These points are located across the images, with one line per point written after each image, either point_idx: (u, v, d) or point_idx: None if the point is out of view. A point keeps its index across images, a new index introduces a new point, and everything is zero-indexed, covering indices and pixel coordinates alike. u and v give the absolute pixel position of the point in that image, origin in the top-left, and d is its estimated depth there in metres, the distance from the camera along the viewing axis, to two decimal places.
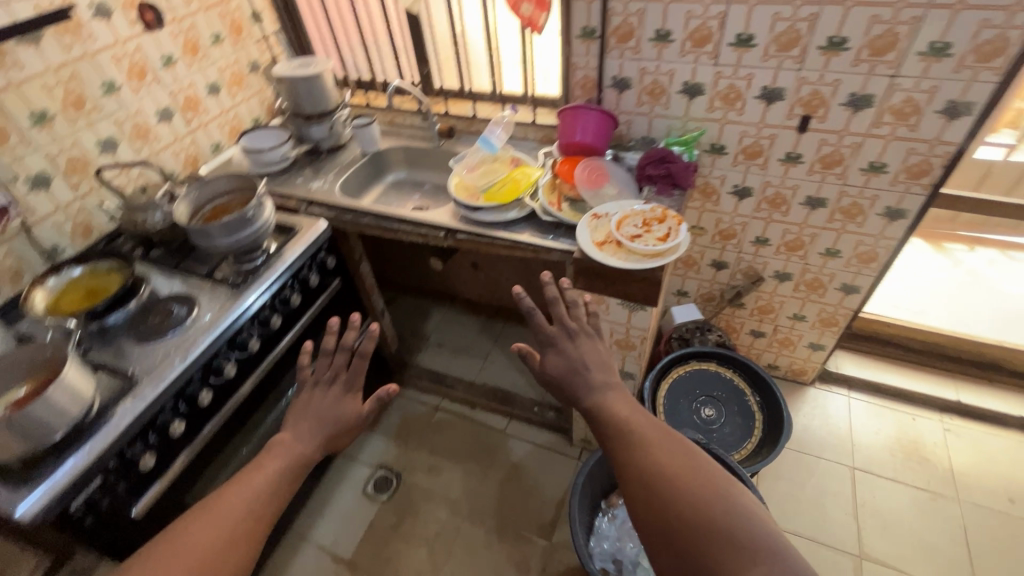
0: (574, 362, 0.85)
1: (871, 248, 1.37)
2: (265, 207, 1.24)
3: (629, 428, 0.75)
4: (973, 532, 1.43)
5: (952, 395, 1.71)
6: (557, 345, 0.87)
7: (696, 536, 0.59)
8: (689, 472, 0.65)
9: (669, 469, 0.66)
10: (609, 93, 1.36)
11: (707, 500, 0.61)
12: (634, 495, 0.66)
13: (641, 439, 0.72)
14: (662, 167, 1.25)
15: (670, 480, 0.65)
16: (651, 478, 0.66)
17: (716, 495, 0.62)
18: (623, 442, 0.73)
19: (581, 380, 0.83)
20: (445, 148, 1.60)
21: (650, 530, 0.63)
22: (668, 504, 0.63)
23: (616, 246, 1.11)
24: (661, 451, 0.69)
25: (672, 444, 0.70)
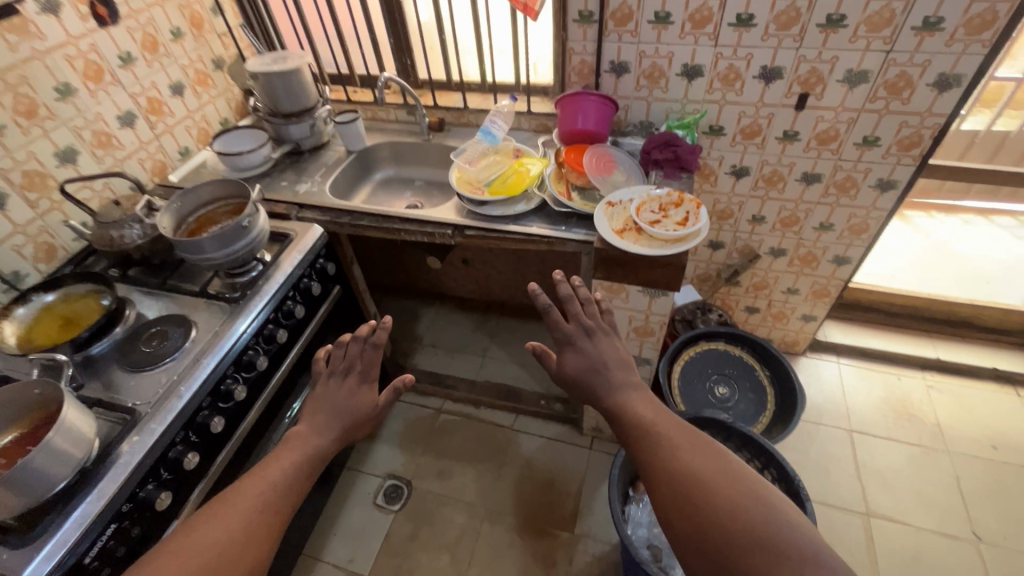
0: (595, 362, 0.85)
1: (862, 220, 1.42)
2: (259, 214, 1.15)
3: (655, 430, 0.75)
4: (963, 479, 1.53)
5: (932, 353, 1.81)
6: (575, 344, 0.87)
7: (732, 545, 0.59)
8: (724, 478, 0.65)
9: (702, 474, 0.66)
10: (606, 78, 1.34)
11: (742, 506, 0.61)
12: (665, 501, 0.66)
13: (669, 442, 0.72)
14: (668, 151, 1.24)
15: (703, 486, 0.64)
16: (683, 484, 0.65)
17: (753, 502, 0.61)
18: (648, 446, 0.73)
19: (608, 379, 0.83)
20: (435, 142, 1.54)
21: (681, 538, 0.63)
22: (702, 510, 0.62)
23: (636, 233, 1.09)
24: (690, 454, 0.69)
25: (700, 448, 0.70)
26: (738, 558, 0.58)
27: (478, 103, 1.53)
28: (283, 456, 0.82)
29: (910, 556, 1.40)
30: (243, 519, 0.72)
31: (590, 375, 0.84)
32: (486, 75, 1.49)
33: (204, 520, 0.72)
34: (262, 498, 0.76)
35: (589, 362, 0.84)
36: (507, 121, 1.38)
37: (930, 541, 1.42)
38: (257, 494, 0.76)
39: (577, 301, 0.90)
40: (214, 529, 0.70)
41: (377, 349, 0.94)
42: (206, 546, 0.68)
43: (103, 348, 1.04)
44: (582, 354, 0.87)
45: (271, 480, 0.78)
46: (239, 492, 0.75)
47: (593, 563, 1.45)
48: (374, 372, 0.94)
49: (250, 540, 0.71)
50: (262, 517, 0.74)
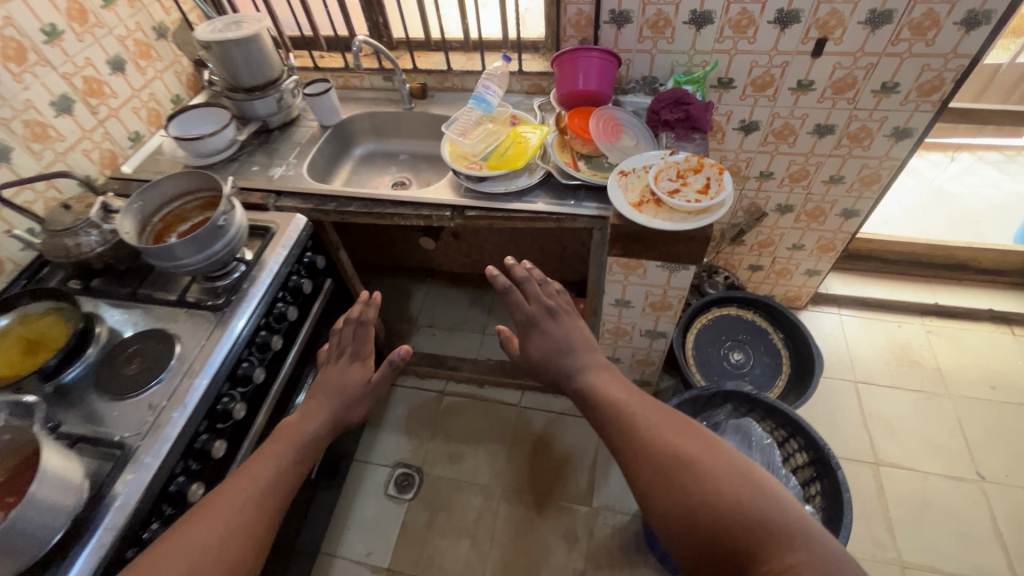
0: (561, 344, 0.93)
1: (874, 170, 1.37)
2: (235, 205, 1.03)
3: (636, 417, 0.77)
4: (965, 421, 1.57)
5: (930, 298, 1.82)
6: (534, 327, 0.97)
7: (726, 525, 0.62)
8: (710, 458, 0.68)
9: (687, 456, 0.69)
10: (606, 30, 1.21)
11: (733, 486, 0.64)
12: (654, 484, 0.69)
13: (651, 430, 0.75)
14: (679, 110, 1.15)
15: (692, 469, 0.67)
16: (671, 466, 0.69)
17: (743, 483, 0.65)
18: (629, 433, 0.75)
19: (572, 357, 0.92)
20: (419, 111, 1.40)
21: (669, 521, 0.66)
22: (692, 493, 0.65)
23: (656, 206, 1.01)
24: (675, 439, 0.72)
25: (683, 433, 0.73)
26: (731, 537, 0.61)
27: (462, 64, 1.39)
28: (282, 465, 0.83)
29: (919, 501, 1.45)
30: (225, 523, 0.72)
31: (559, 355, 0.93)
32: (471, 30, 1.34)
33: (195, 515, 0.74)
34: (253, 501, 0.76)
35: (555, 341, 0.93)
36: (501, 86, 1.25)
37: (937, 484, 1.47)
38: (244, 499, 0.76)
39: (534, 282, 1.01)
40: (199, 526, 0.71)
41: (367, 326, 0.99)
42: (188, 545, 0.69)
43: (78, 373, 0.93)
44: (547, 333, 0.95)
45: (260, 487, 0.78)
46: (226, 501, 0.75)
47: (615, 534, 1.46)
48: (366, 351, 0.99)
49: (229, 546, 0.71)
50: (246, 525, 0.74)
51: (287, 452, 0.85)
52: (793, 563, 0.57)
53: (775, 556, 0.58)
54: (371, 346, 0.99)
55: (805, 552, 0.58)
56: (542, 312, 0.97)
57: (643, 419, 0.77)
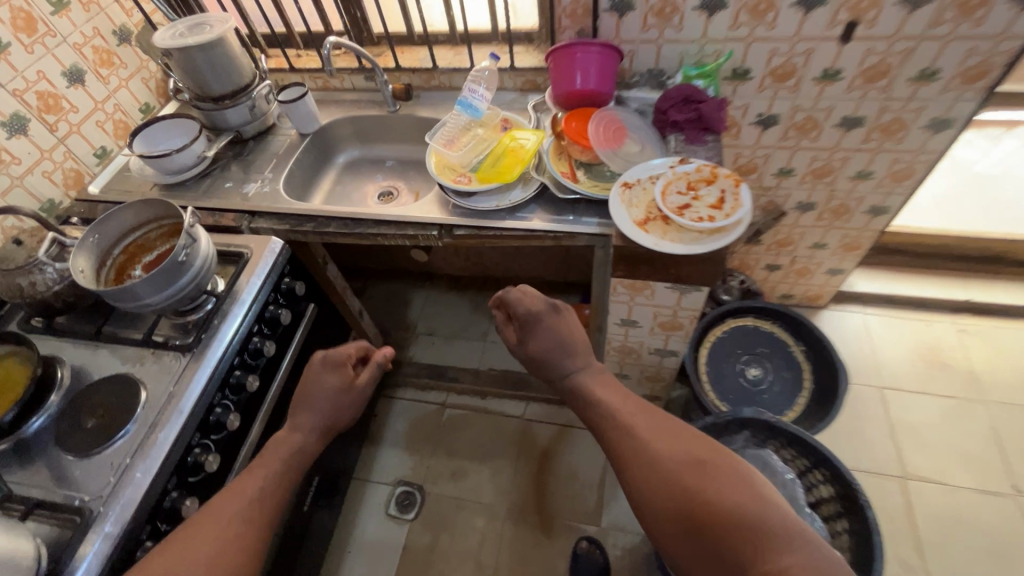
0: (559, 341, 0.90)
1: (907, 165, 1.24)
2: (200, 232, 0.93)
3: (635, 427, 0.79)
4: (1000, 429, 1.47)
5: (963, 295, 1.70)
6: (537, 325, 0.92)
7: (725, 523, 0.62)
8: (711, 463, 0.69)
9: (687, 461, 0.70)
10: (606, 19, 1.08)
11: (732, 489, 0.65)
12: (656, 486, 0.70)
13: (653, 438, 0.77)
14: (688, 109, 1.03)
15: (694, 473, 0.69)
16: (672, 470, 0.70)
17: (742, 485, 0.65)
18: (631, 441, 0.77)
19: (570, 361, 0.91)
20: (404, 114, 1.29)
21: (670, 522, 0.67)
22: (694, 494, 0.66)
23: (663, 223, 0.90)
24: (676, 447, 0.74)
25: (682, 441, 0.74)
26: (729, 535, 0.61)
27: (450, 61, 1.27)
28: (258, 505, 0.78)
29: (951, 517, 1.36)
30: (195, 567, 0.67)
31: (557, 355, 0.91)
32: (457, 23, 1.22)
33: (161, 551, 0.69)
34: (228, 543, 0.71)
35: (554, 336, 0.91)
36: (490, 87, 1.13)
37: (971, 500, 1.37)
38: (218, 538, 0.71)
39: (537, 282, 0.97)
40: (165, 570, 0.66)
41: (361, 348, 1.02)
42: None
43: (41, 423, 0.87)
44: (548, 332, 0.91)
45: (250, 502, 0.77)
46: (194, 545, 0.69)
47: (626, 557, 1.39)
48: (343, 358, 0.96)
49: (230, 552, 0.70)
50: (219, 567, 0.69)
51: (264, 503, 0.79)
52: (790, 563, 0.57)
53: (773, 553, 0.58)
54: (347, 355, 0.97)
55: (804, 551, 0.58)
56: (543, 312, 0.93)
57: (642, 428, 0.79)
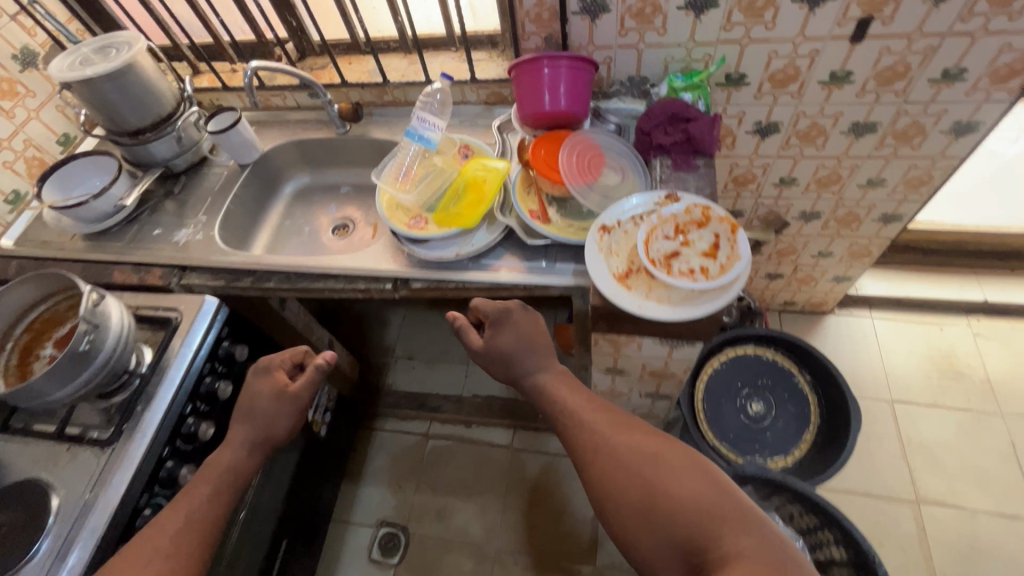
0: (523, 342, 0.84)
1: (924, 172, 1.10)
2: (108, 306, 0.80)
3: (592, 421, 0.77)
4: (1019, 444, 1.38)
5: (979, 295, 1.58)
6: (506, 322, 0.84)
7: (685, 512, 0.61)
8: (671, 454, 0.68)
9: (646, 453, 0.69)
10: (577, 23, 0.92)
11: (691, 480, 0.64)
12: (615, 477, 0.69)
13: (611, 430, 0.75)
14: (675, 130, 0.88)
15: (653, 464, 0.67)
16: (631, 461, 0.69)
17: (701, 475, 0.65)
18: (587, 436, 0.75)
19: (538, 358, 0.85)
20: (355, 136, 1.13)
21: (629, 513, 0.65)
22: (655, 485, 0.65)
23: (648, 276, 0.77)
24: (634, 439, 0.72)
25: (639, 434, 0.73)
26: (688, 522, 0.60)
27: (403, 73, 1.11)
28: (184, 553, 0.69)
29: (967, 544, 1.27)
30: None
31: (522, 352, 0.84)
32: (408, 29, 1.06)
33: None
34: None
35: (523, 332, 0.84)
36: (444, 113, 0.97)
37: (988, 525, 1.29)
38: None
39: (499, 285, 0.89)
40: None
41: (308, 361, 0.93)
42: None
43: None
44: (519, 329, 0.84)
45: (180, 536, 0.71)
46: None
47: None
48: (276, 364, 0.89)
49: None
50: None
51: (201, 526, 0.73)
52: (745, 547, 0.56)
53: (731, 538, 0.58)
54: (283, 359, 0.90)
55: (761, 535, 0.58)
56: (514, 308, 0.85)
57: (599, 422, 0.76)
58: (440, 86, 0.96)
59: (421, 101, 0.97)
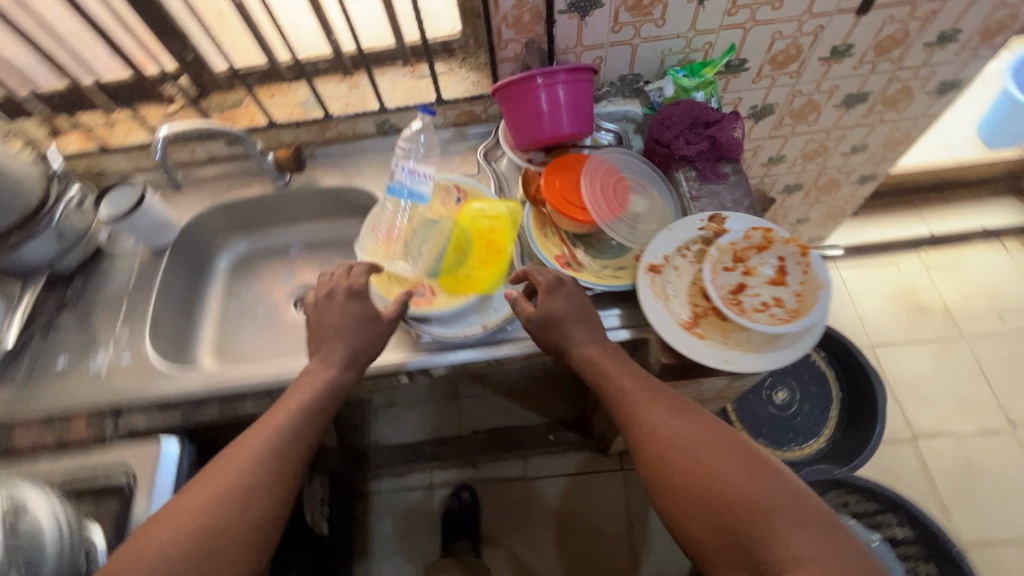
0: (585, 317, 0.68)
1: (904, 132, 1.10)
2: (34, 514, 0.57)
3: (635, 395, 0.63)
4: (984, 363, 1.50)
5: (924, 229, 1.68)
6: (562, 295, 0.68)
7: (747, 509, 0.52)
8: (731, 446, 0.57)
9: (702, 439, 0.58)
10: (563, 23, 0.77)
11: (756, 480, 0.54)
12: (667, 461, 0.57)
13: (658, 404, 0.62)
14: (699, 137, 0.77)
15: (711, 452, 0.57)
16: (686, 447, 0.57)
17: (766, 470, 0.55)
18: (625, 409, 0.63)
19: (600, 338, 0.68)
20: (300, 187, 0.92)
21: (678, 498, 0.55)
22: (712, 476, 0.55)
23: (718, 318, 0.67)
24: (683, 419, 0.60)
25: (686, 413, 0.61)
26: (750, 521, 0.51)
27: (347, 101, 0.90)
28: (269, 499, 0.57)
29: (963, 466, 1.37)
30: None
31: (575, 325, 0.67)
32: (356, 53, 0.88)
33: (162, 522, 0.53)
34: (224, 560, 0.53)
35: (578, 307, 0.68)
36: (428, 158, 0.79)
37: (976, 444, 1.40)
38: (210, 550, 0.52)
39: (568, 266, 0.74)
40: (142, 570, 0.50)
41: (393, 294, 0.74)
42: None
43: None
44: (572, 308, 0.67)
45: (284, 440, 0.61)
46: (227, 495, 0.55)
47: None
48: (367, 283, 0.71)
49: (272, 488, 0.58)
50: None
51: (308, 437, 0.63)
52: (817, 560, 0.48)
53: (802, 544, 0.49)
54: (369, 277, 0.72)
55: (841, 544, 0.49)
56: (570, 285, 0.69)
57: (640, 393, 0.63)
58: (423, 125, 0.78)
59: (401, 145, 0.78)
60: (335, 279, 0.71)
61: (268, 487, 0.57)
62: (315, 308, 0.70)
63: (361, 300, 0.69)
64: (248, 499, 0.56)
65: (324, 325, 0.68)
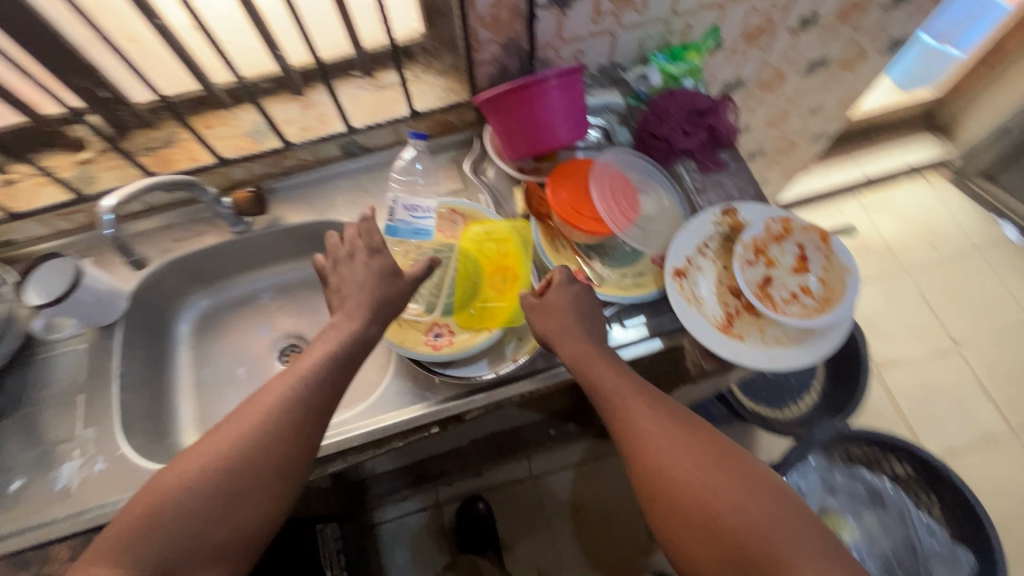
0: (584, 324, 0.63)
1: (856, 91, 1.13)
2: None
3: (631, 404, 0.58)
4: (925, 290, 1.64)
5: (859, 173, 1.79)
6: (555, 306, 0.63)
7: (752, 539, 0.49)
8: (731, 463, 0.54)
9: (703, 454, 0.54)
10: (545, 18, 0.71)
11: (758, 502, 0.51)
12: (664, 478, 0.54)
13: (656, 413, 0.57)
14: (698, 126, 0.75)
15: (711, 469, 0.53)
16: (686, 462, 0.54)
17: (769, 491, 0.52)
18: (624, 424, 0.58)
19: (607, 345, 0.64)
20: (265, 229, 0.81)
21: (678, 523, 0.52)
22: (715, 500, 0.51)
23: (752, 315, 0.67)
24: (682, 431, 0.56)
25: (687, 429, 0.56)
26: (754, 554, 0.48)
27: (304, 125, 0.79)
28: (290, 445, 0.54)
29: (921, 388, 1.51)
30: (197, 519, 0.50)
31: (568, 336, 0.62)
32: (311, 65, 0.75)
33: (193, 454, 0.53)
34: (243, 501, 0.52)
35: (574, 307, 0.64)
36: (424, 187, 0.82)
37: (929, 366, 1.54)
38: (232, 487, 0.52)
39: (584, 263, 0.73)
40: (171, 503, 0.50)
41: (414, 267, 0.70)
42: (166, 515, 0.50)
43: None
44: (567, 307, 0.63)
45: (295, 402, 0.56)
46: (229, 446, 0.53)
47: None
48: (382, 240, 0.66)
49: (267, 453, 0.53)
50: (228, 532, 0.51)
51: (318, 400, 0.57)
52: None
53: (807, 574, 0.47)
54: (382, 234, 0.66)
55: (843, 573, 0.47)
56: (574, 287, 0.65)
57: (636, 402, 0.58)
58: (417, 155, 0.82)
59: (396, 176, 0.82)
60: (350, 239, 0.66)
61: (288, 432, 0.54)
62: (333, 269, 0.65)
63: (382, 254, 0.65)
64: (269, 442, 0.54)
65: (346, 284, 0.63)
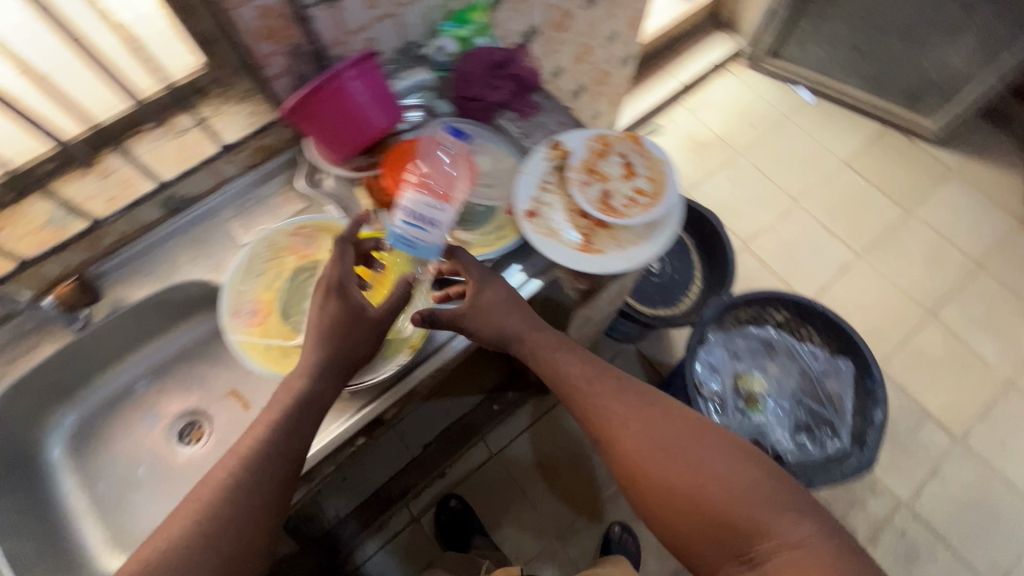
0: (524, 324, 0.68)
1: (638, 10, 1.24)
2: None
3: (614, 407, 0.66)
4: (760, 165, 1.86)
5: (677, 81, 1.96)
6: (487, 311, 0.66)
7: (733, 509, 0.59)
8: (708, 441, 0.63)
9: (683, 437, 0.63)
10: (322, 16, 0.69)
11: (733, 473, 0.61)
12: (653, 468, 0.62)
13: (637, 410, 0.66)
14: (501, 77, 0.79)
15: (690, 449, 0.63)
16: (668, 450, 0.63)
17: (743, 459, 0.62)
18: (609, 426, 0.66)
19: (521, 302, 0.68)
20: (107, 317, 0.74)
21: (669, 507, 0.61)
22: (698, 481, 0.61)
23: (603, 228, 0.74)
24: (661, 418, 0.65)
25: (664, 415, 0.65)
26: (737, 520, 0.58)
27: (109, 196, 0.72)
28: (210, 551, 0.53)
29: (782, 247, 1.73)
30: None
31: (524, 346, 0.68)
32: (89, 135, 0.69)
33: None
34: None
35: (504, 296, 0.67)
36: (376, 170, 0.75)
37: (782, 226, 1.76)
38: None
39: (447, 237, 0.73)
40: None
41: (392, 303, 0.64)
42: None
43: None
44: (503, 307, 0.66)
45: None
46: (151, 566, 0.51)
47: None
48: None
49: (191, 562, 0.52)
50: None
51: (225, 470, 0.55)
52: (792, 537, 0.57)
53: (781, 529, 0.57)
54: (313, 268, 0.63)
55: (813, 523, 0.58)
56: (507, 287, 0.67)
57: (616, 404, 0.66)
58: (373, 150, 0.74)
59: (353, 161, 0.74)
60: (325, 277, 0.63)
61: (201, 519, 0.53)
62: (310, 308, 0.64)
63: (342, 296, 0.62)
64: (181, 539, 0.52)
65: None
